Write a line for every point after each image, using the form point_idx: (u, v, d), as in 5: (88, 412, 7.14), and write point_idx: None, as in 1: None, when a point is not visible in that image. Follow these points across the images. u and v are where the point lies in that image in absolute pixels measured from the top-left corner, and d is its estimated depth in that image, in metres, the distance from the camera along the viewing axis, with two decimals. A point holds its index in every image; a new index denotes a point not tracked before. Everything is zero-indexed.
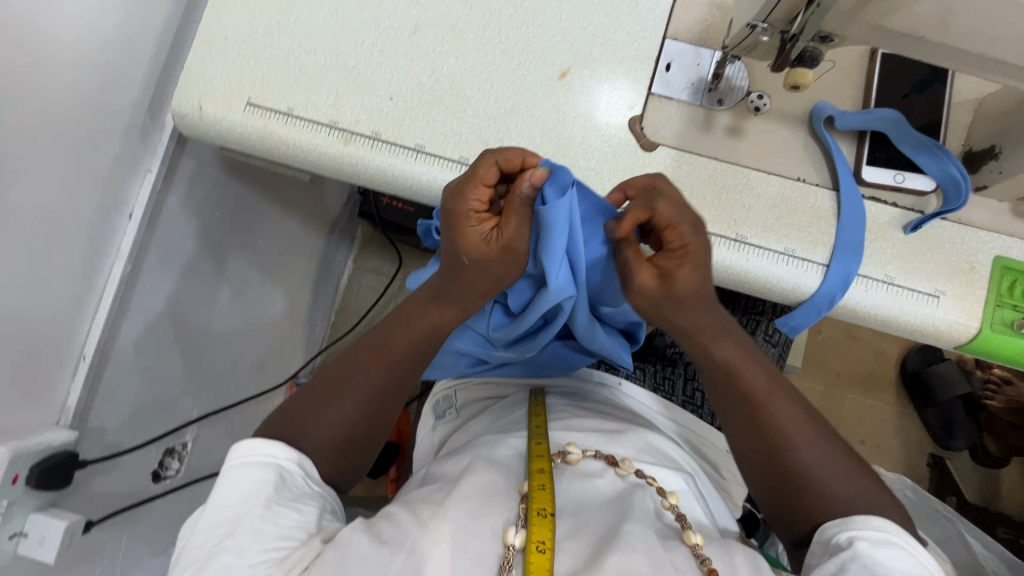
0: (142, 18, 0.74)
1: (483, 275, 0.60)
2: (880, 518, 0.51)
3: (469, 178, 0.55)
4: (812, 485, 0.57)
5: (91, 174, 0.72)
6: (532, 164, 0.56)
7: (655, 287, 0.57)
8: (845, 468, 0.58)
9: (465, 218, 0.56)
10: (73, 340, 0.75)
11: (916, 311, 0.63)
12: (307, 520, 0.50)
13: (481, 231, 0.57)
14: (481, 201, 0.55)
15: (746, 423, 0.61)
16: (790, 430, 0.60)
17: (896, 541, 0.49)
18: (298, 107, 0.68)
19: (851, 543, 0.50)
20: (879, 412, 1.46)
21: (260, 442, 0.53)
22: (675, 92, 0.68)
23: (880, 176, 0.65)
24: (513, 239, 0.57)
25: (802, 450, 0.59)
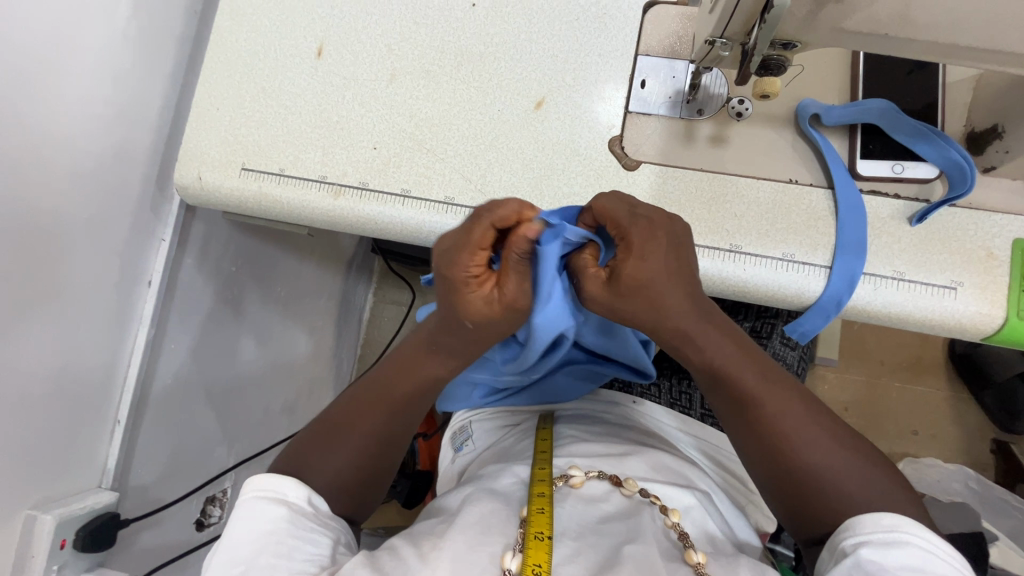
0: (143, 99, 0.79)
1: (492, 330, 0.55)
2: (888, 515, 0.48)
3: (465, 245, 0.48)
4: (826, 486, 0.54)
5: (109, 249, 0.77)
6: (532, 216, 0.48)
7: (600, 292, 0.53)
8: (858, 465, 0.54)
9: (464, 285, 0.50)
10: (108, 405, 0.80)
11: (933, 306, 0.59)
12: (320, 553, 0.50)
13: (484, 296, 0.51)
14: (479, 266, 0.49)
15: (751, 435, 0.58)
16: (799, 435, 0.55)
17: (906, 539, 0.46)
18: (288, 167, 0.71)
19: (858, 547, 0.47)
20: (929, 399, 1.37)
21: (272, 478, 0.54)
22: (654, 107, 0.67)
23: (876, 169, 0.62)
24: (519, 299, 0.51)
25: (809, 451, 0.55)
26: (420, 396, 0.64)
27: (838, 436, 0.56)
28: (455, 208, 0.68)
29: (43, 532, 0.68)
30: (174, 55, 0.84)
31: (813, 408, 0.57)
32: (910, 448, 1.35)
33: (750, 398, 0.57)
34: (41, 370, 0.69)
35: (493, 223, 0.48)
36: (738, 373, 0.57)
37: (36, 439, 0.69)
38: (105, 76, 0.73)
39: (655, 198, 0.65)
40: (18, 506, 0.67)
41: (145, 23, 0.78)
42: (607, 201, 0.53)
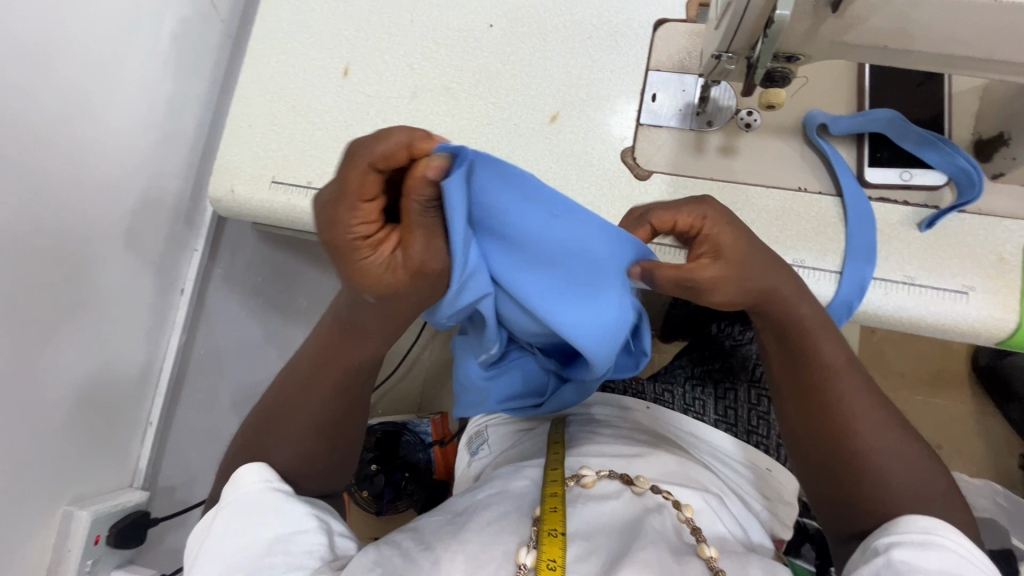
0: (181, 118, 0.84)
1: (399, 299, 0.52)
2: (925, 518, 0.48)
3: (343, 197, 0.43)
4: (872, 467, 0.55)
5: (146, 259, 0.82)
6: (424, 152, 0.42)
7: (720, 272, 0.53)
8: (909, 449, 0.56)
9: (353, 248, 0.46)
10: (141, 408, 0.84)
11: (945, 310, 0.60)
12: (319, 544, 0.52)
13: (380, 258, 0.47)
14: (366, 222, 0.44)
15: (809, 408, 0.59)
16: (863, 414, 0.57)
17: (943, 542, 0.46)
18: (315, 179, 0.75)
19: (891, 545, 0.48)
20: (952, 411, 1.35)
21: (251, 475, 0.55)
22: (664, 120, 0.70)
23: (885, 177, 0.64)
24: (425, 260, 0.48)
25: (868, 431, 0.56)
26: (356, 375, 0.63)
27: (902, 430, 0.57)
28: None
29: (80, 527, 0.71)
30: (209, 77, 0.89)
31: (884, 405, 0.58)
32: None
33: (827, 373, 0.58)
34: (82, 372, 0.73)
35: (375, 168, 0.42)
36: (820, 343, 0.58)
37: (75, 438, 0.73)
38: (146, 97, 0.78)
39: None
40: (57, 502, 0.71)
41: (184, 47, 0.83)
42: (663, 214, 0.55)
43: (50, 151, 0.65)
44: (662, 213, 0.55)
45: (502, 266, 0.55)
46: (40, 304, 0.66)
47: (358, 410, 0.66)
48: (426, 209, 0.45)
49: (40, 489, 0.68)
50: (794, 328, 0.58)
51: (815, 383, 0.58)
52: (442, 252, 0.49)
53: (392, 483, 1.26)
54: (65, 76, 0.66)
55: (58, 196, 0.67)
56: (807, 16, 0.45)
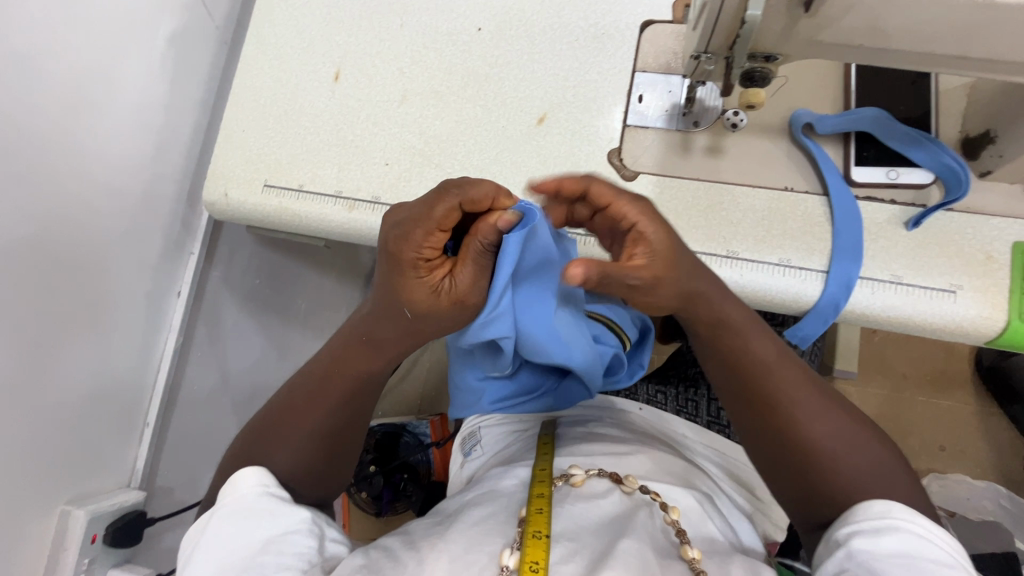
0: (176, 124, 0.86)
1: (430, 322, 0.55)
2: (880, 502, 0.48)
3: (421, 222, 0.48)
4: (819, 452, 0.55)
5: (143, 263, 0.83)
6: (503, 203, 0.50)
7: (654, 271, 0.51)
8: (850, 431, 0.56)
9: (411, 267, 0.50)
10: (138, 409, 0.85)
11: (933, 310, 0.60)
12: (310, 548, 0.52)
13: (429, 282, 0.51)
14: (432, 249, 0.49)
15: (753, 406, 0.58)
16: (801, 401, 0.57)
17: (901, 524, 0.46)
18: (307, 183, 0.76)
19: (850, 536, 0.48)
20: (955, 413, 1.34)
21: (248, 476, 0.56)
22: (651, 121, 0.70)
23: (872, 176, 0.63)
24: (469, 291, 0.53)
25: (807, 418, 0.56)
26: (364, 387, 0.64)
27: (842, 412, 0.57)
28: None
29: (77, 525, 0.72)
30: (204, 83, 0.91)
31: (823, 392, 0.58)
32: (938, 464, 1.31)
33: (762, 369, 0.58)
34: (79, 373, 0.74)
35: (459, 204, 0.48)
36: (749, 339, 0.59)
37: (71, 439, 0.74)
38: (142, 104, 0.79)
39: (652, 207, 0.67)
40: (55, 501, 0.72)
41: (179, 54, 0.84)
42: (605, 187, 0.52)
43: (47, 157, 0.67)
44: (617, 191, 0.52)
45: (524, 306, 0.61)
46: (37, 307, 0.67)
47: (361, 417, 0.67)
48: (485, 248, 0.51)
49: (36, 488, 0.69)
50: (721, 324, 0.58)
51: (750, 381, 0.59)
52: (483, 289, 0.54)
53: (391, 484, 1.26)
54: (62, 83, 0.67)
55: (54, 201, 0.68)
56: (781, 17, 0.45)
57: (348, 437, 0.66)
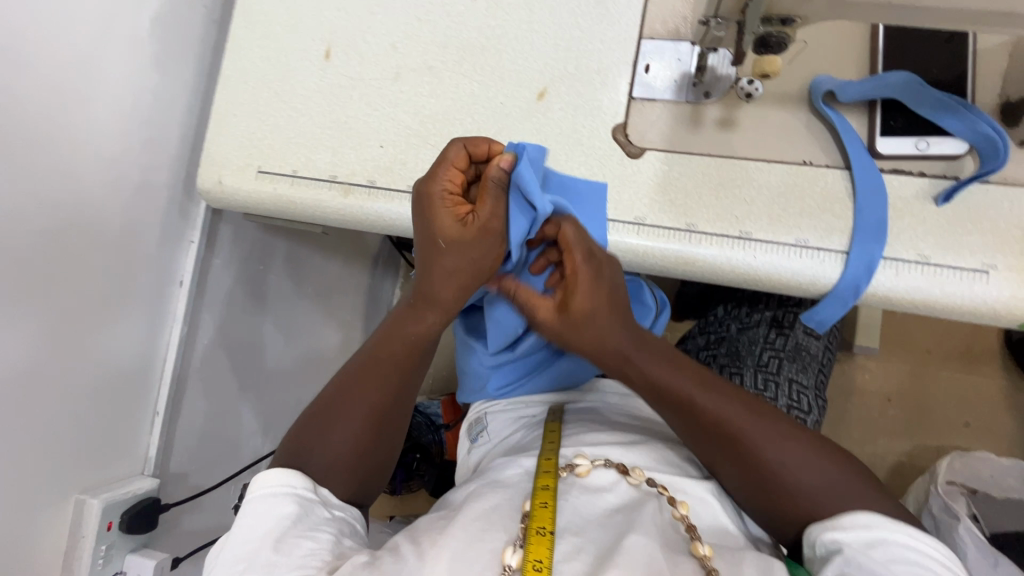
0: (168, 109, 0.83)
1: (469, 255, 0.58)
2: (866, 512, 0.50)
3: (440, 163, 0.56)
4: (774, 465, 0.55)
5: (141, 252, 0.82)
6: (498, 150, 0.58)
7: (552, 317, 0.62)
8: (799, 444, 0.56)
9: (439, 200, 0.57)
10: (147, 398, 0.85)
11: (963, 291, 0.56)
12: (323, 549, 0.48)
13: (456, 212, 0.57)
14: (453, 182, 0.56)
15: (691, 434, 0.58)
16: (744, 426, 0.57)
17: (890, 534, 0.48)
18: (301, 167, 0.73)
19: (843, 543, 0.49)
20: (981, 389, 1.29)
21: (278, 474, 0.53)
22: (658, 93, 0.66)
23: (900, 147, 0.59)
24: (490, 220, 0.57)
25: (758, 439, 0.56)
26: (395, 376, 0.62)
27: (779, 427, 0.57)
28: None
29: (92, 514, 0.73)
30: (194, 65, 0.88)
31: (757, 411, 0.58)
32: (961, 441, 1.27)
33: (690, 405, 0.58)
34: (86, 366, 0.75)
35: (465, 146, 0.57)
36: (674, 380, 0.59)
37: (82, 430, 0.75)
38: (132, 90, 0.77)
39: (660, 186, 0.63)
40: (68, 490, 0.73)
41: (167, 36, 0.82)
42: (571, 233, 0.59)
43: (34, 149, 0.65)
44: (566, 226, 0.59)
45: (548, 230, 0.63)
46: (35, 302, 0.67)
47: (408, 399, 0.64)
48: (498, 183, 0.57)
49: (48, 478, 0.71)
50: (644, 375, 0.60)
51: (682, 414, 0.58)
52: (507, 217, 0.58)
53: (404, 464, 1.26)
54: (44, 72, 0.65)
55: (46, 194, 0.67)
56: None
57: (394, 429, 0.63)
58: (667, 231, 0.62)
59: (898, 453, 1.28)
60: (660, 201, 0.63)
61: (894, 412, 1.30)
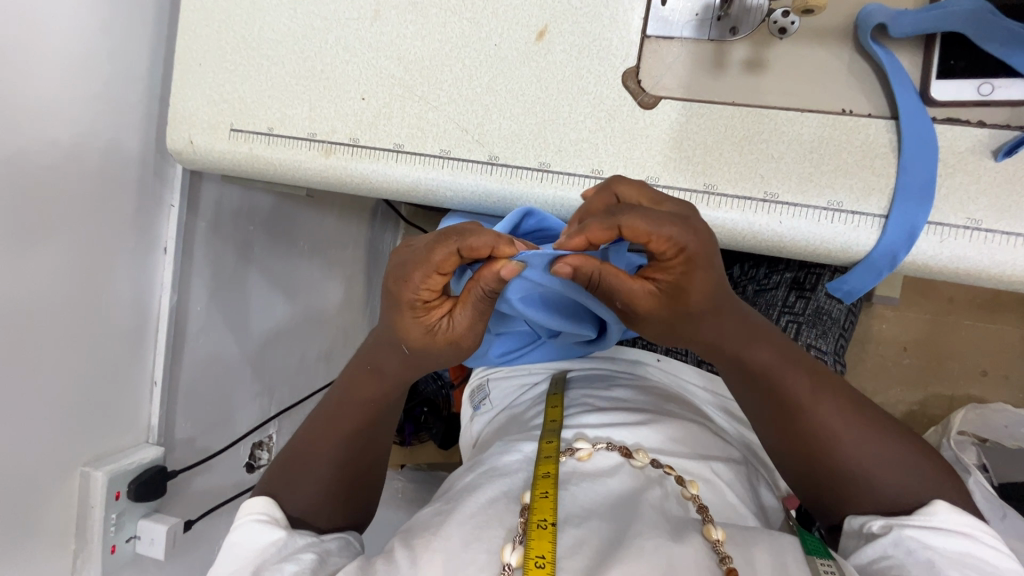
0: (127, 56, 0.75)
1: (428, 358, 0.57)
2: (930, 505, 0.46)
3: (422, 265, 0.48)
4: (828, 435, 0.51)
5: (116, 220, 0.76)
6: (505, 251, 0.48)
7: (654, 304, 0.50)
8: (895, 444, 0.51)
9: (411, 306, 0.51)
10: (142, 369, 0.83)
11: (1014, 260, 0.49)
12: (304, 566, 0.47)
13: (426, 320, 0.52)
14: (431, 289, 0.50)
15: (783, 425, 0.53)
16: (840, 423, 0.51)
17: (951, 527, 0.45)
18: (277, 125, 0.66)
19: (893, 525, 0.47)
20: (1003, 338, 1.23)
21: (256, 507, 0.53)
22: (676, 29, 0.57)
23: (956, 92, 0.51)
24: (460, 332, 0.53)
25: (848, 440, 0.51)
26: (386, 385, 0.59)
27: (881, 427, 0.52)
28: (451, 163, 0.61)
29: (98, 487, 0.74)
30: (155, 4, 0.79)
31: (863, 408, 0.53)
32: (976, 390, 1.24)
33: (796, 409, 0.52)
34: (69, 342, 0.72)
35: (459, 249, 0.47)
36: (781, 380, 0.53)
37: (78, 406, 0.74)
38: (82, 35, 0.68)
39: (676, 140, 0.56)
40: (71, 466, 0.73)
41: None
42: (642, 222, 0.44)
43: None
44: (623, 179, 0.49)
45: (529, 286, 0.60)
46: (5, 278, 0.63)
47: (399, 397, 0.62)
48: (487, 292, 0.51)
49: (49, 454, 0.70)
50: (750, 370, 0.54)
51: (781, 414, 0.53)
52: (479, 331, 0.54)
53: (412, 417, 1.27)
54: None
55: None
56: None
57: (390, 414, 0.62)
58: (682, 193, 0.55)
59: (909, 402, 1.26)
60: (675, 158, 0.56)
61: (909, 361, 1.27)
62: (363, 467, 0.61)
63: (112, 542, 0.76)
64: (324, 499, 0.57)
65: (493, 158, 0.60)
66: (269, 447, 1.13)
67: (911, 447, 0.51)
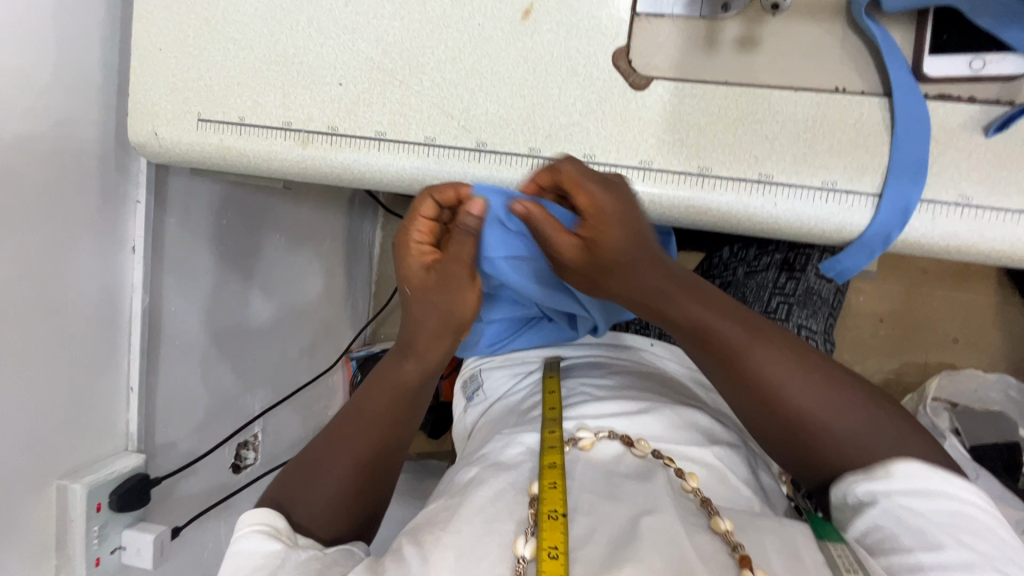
0: (79, 43, 0.69)
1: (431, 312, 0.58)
2: (907, 465, 0.45)
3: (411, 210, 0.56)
4: (812, 421, 0.49)
5: (78, 219, 0.71)
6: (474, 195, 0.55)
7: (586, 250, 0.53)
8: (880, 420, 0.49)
9: (405, 249, 0.56)
10: (116, 374, 0.79)
11: (1004, 235, 0.50)
12: None
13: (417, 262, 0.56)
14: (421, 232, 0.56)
15: (764, 413, 0.51)
16: (818, 400, 0.49)
17: (931, 488, 0.44)
18: (249, 114, 0.62)
19: (876, 492, 0.45)
20: (973, 306, 1.27)
21: (256, 517, 0.51)
22: (666, 6, 0.55)
23: (950, 67, 0.50)
24: (450, 274, 0.56)
25: (833, 419, 0.49)
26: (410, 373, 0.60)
27: (865, 404, 0.50)
28: (437, 150, 0.58)
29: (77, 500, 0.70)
30: None
31: (843, 385, 0.50)
32: (948, 357, 1.28)
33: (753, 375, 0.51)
34: (35, 351, 0.67)
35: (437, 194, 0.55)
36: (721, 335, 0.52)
37: (51, 417, 0.70)
38: (27, 22, 0.63)
39: (669, 123, 0.54)
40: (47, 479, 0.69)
41: None
42: (570, 169, 0.50)
43: None
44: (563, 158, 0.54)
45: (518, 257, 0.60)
46: None
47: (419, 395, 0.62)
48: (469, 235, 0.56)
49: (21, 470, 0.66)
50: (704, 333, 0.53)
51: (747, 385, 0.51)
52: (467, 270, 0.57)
53: None
54: None
55: None
56: None
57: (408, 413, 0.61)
58: (677, 176, 0.54)
59: (886, 372, 1.30)
60: (669, 140, 0.54)
61: (885, 332, 1.30)
62: (377, 473, 0.58)
63: (96, 556, 0.74)
64: (333, 506, 0.54)
65: (481, 144, 0.57)
66: (256, 446, 1.09)
67: (899, 415, 0.50)
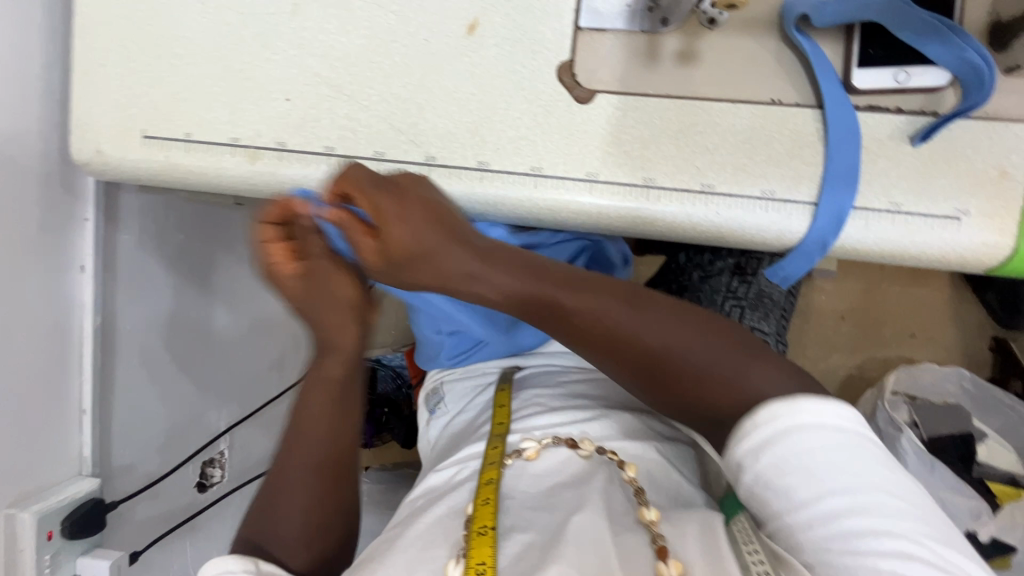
0: (20, 59, 0.68)
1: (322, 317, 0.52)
2: (766, 409, 0.43)
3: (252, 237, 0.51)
4: (719, 391, 0.47)
5: (23, 240, 0.69)
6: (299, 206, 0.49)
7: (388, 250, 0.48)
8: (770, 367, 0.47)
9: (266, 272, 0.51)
10: (67, 397, 0.77)
11: (933, 240, 0.52)
12: None
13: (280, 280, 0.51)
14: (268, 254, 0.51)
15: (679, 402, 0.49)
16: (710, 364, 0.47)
17: (792, 435, 0.41)
18: (195, 131, 0.61)
19: (747, 454, 0.43)
20: (928, 302, 1.31)
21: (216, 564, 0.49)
22: (608, 21, 0.56)
23: (876, 80, 0.52)
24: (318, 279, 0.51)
25: (735, 380, 0.47)
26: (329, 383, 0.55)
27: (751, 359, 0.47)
28: (387, 165, 0.58)
29: (26, 529, 0.68)
30: None
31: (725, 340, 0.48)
32: (906, 351, 1.32)
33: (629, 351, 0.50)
34: None
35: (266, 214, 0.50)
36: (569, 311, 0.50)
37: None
38: None
39: (613, 135, 0.55)
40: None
41: None
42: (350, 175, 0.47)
43: None
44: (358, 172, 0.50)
45: None
46: None
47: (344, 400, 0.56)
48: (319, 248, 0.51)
49: None
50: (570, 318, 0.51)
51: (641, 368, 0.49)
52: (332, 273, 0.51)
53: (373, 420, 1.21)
54: None
55: None
56: None
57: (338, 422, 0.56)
58: (623, 187, 0.55)
59: (848, 367, 1.33)
60: (613, 153, 0.55)
61: (846, 328, 1.34)
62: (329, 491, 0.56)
63: None
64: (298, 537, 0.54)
65: (430, 159, 0.57)
66: (223, 463, 1.06)
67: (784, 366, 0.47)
